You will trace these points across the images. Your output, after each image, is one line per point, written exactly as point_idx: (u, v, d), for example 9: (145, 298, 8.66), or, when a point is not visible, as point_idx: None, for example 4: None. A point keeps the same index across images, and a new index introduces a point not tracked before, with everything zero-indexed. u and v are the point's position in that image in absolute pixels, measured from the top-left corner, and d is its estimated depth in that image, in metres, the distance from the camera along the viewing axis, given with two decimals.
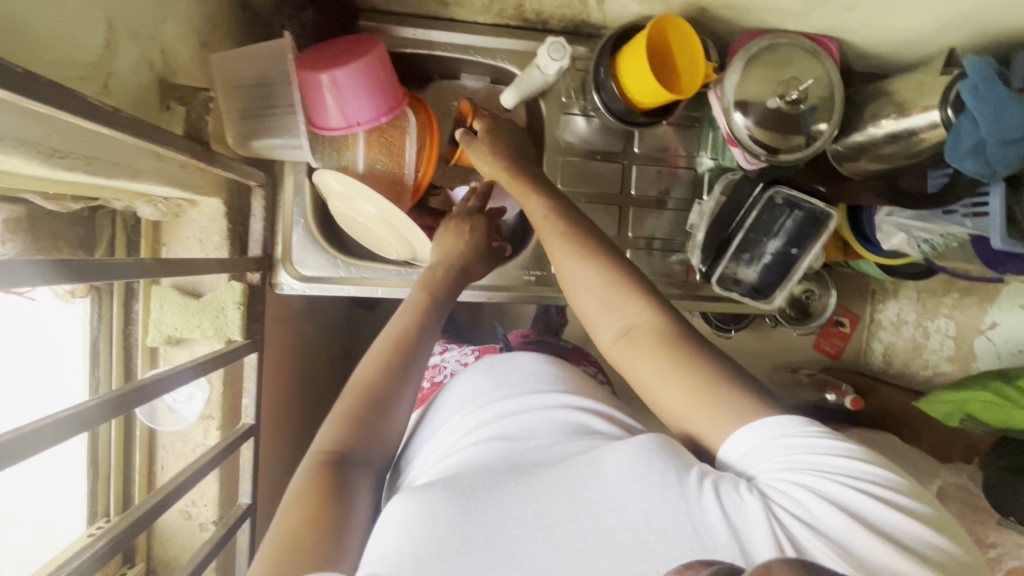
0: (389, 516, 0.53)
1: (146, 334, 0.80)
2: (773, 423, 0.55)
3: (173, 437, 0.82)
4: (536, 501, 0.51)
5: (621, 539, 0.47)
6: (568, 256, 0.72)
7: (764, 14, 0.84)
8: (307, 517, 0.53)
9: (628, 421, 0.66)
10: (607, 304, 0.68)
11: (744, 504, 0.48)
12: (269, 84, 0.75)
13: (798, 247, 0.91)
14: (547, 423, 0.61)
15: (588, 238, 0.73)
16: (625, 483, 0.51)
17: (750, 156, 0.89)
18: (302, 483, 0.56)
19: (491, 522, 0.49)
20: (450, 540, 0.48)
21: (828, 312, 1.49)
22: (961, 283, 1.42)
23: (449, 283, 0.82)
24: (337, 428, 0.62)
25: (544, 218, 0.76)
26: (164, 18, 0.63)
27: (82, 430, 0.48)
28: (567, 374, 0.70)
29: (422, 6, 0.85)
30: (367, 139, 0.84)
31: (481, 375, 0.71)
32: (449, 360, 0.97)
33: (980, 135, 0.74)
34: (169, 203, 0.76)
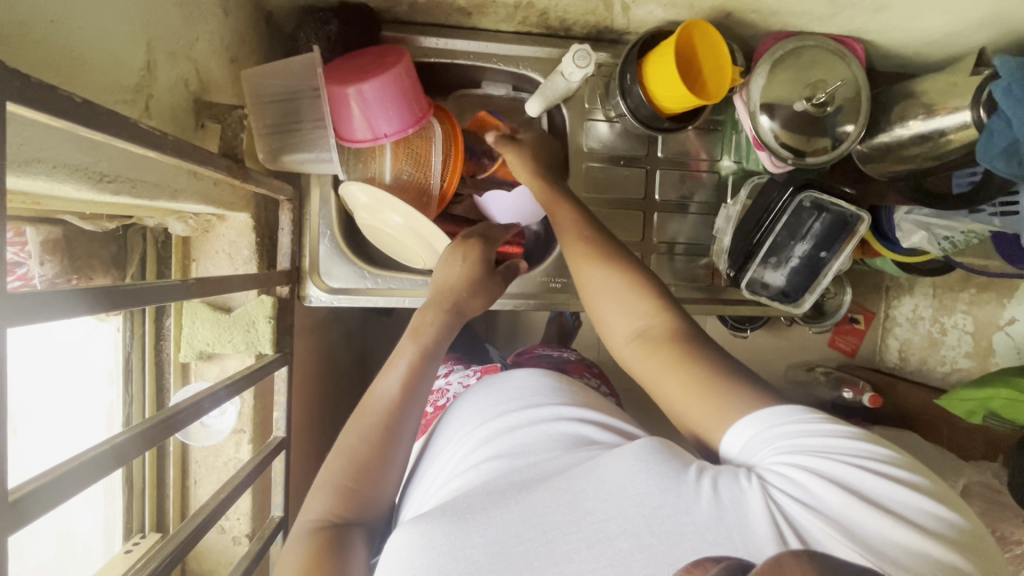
0: (393, 544, 0.52)
1: (178, 350, 0.80)
2: (768, 413, 0.55)
3: (205, 452, 0.82)
4: (537, 516, 0.49)
5: (624, 545, 0.46)
6: (590, 269, 0.71)
7: (789, 17, 0.84)
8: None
9: (633, 434, 0.63)
10: (617, 303, 0.68)
11: (743, 496, 0.48)
12: (297, 99, 0.75)
13: (826, 250, 0.91)
14: (546, 437, 0.59)
15: (596, 246, 0.73)
16: (623, 489, 0.49)
17: (776, 160, 0.88)
18: (297, 555, 0.56)
19: (493, 543, 0.48)
20: (452, 567, 0.47)
21: (844, 309, 1.47)
22: (978, 279, 1.41)
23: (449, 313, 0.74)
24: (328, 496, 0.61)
25: (564, 228, 0.76)
26: (197, 37, 0.63)
27: (115, 467, 0.46)
28: (564, 385, 0.68)
29: (445, 15, 0.85)
30: (393, 150, 0.84)
31: (480, 395, 0.69)
32: (452, 383, 0.96)
33: (1013, 135, 0.73)
34: (199, 219, 0.77)
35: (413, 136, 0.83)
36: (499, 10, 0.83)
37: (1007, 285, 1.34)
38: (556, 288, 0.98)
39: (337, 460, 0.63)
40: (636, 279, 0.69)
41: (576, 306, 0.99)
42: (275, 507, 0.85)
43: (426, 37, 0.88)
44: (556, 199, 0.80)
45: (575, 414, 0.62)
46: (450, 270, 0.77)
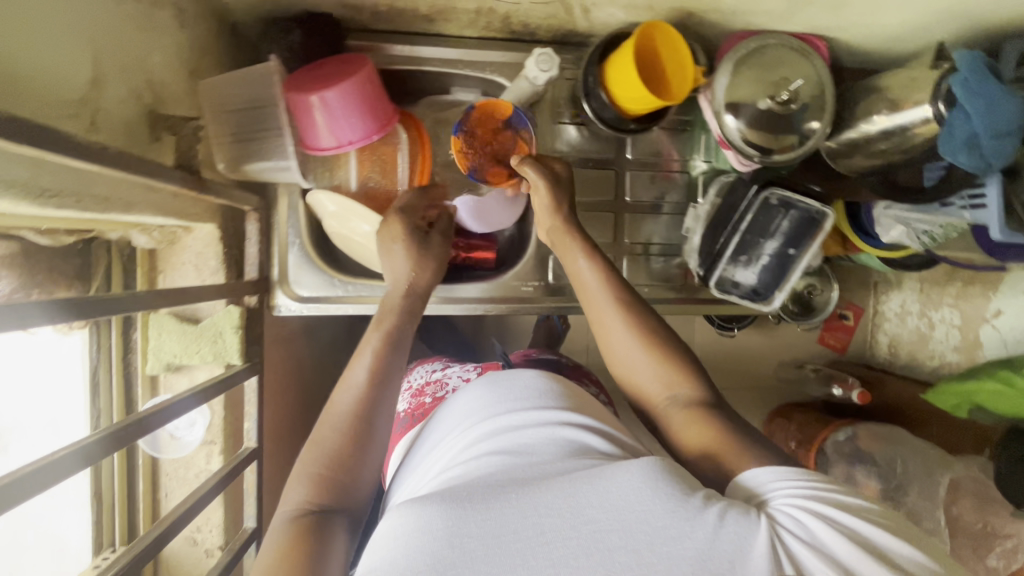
0: (389, 525, 0.51)
1: (146, 363, 0.80)
2: (768, 470, 0.56)
3: (176, 465, 0.82)
4: (536, 514, 0.48)
5: (624, 559, 0.46)
6: (619, 327, 0.74)
7: (751, 16, 0.84)
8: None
9: (626, 440, 0.62)
10: (642, 363, 0.72)
11: (749, 533, 0.48)
12: (258, 107, 0.75)
13: (796, 247, 0.90)
14: (550, 439, 0.56)
15: (626, 305, 0.75)
16: (629, 504, 0.48)
17: (743, 158, 0.89)
18: (275, 541, 0.56)
19: (491, 535, 0.47)
20: (448, 553, 0.46)
21: (831, 306, 1.48)
22: (963, 272, 1.40)
23: (407, 305, 0.78)
24: (308, 483, 0.61)
25: (598, 293, 0.77)
26: (151, 50, 0.63)
27: (86, 465, 0.48)
28: (568, 389, 0.65)
29: (409, 23, 0.85)
30: (359, 158, 0.84)
31: (477, 387, 0.67)
32: (452, 376, 0.99)
33: (972, 129, 0.74)
34: (163, 231, 0.77)
35: (378, 142, 0.84)
36: (461, 16, 0.83)
37: (993, 278, 1.34)
38: (529, 292, 0.98)
39: (316, 448, 0.63)
40: (661, 341, 0.73)
41: (550, 308, 0.99)
42: (249, 519, 0.85)
43: (392, 45, 0.88)
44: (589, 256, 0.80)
45: (569, 412, 0.60)
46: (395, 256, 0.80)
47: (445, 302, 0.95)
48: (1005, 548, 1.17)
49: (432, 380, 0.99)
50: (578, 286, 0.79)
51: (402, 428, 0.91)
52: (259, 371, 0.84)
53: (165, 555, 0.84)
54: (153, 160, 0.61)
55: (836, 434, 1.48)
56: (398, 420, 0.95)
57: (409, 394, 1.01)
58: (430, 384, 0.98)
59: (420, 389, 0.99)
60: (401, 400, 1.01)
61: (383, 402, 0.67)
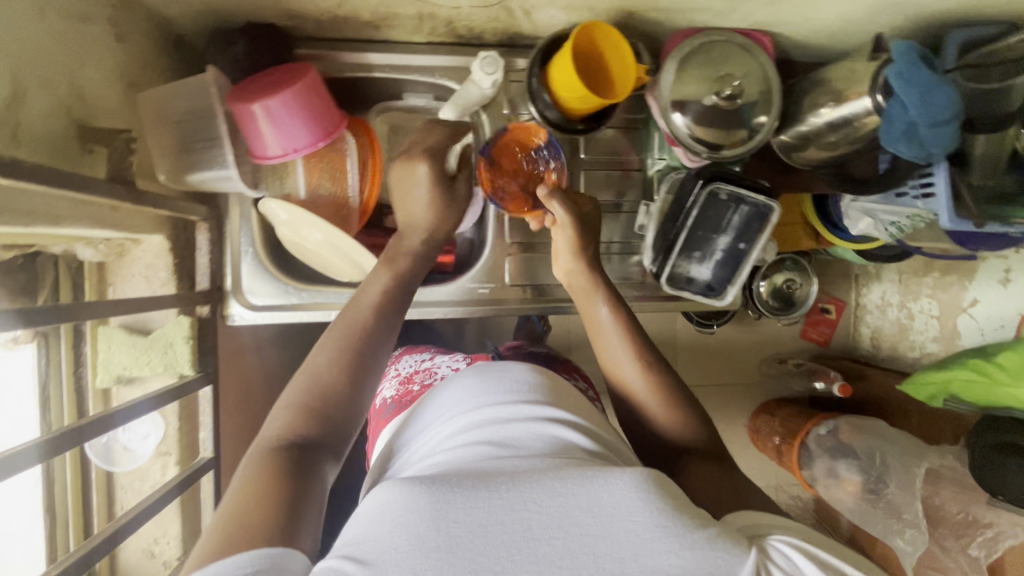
0: (371, 507, 0.49)
1: (96, 376, 0.80)
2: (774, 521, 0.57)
3: (131, 477, 0.82)
4: (525, 508, 0.46)
5: (609, 566, 0.44)
6: (637, 377, 0.75)
7: (692, 14, 0.85)
8: (252, 508, 0.50)
9: (603, 439, 0.63)
10: (657, 412, 0.74)
11: (736, 561, 0.46)
12: (197, 118, 0.76)
13: (746, 242, 0.91)
14: (537, 437, 0.57)
15: (648, 362, 0.75)
16: (620, 512, 0.46)
17: (693, 155, 0.89)
18: (253, 472, 0.54)
19: (477, 523, 0.45)
20: (432, 536, 0.44)
21: (812, 299, 1.46)
22: (940, 263, 1.41)
23: (413, 264, 0.77)
24: (293, 414, 0.60)
25: (620, 345, 0.77)
26: (82, 63, 0.63)
27: (45, 457, 0.53)
28: (554, 386, 0.65)
29: (355, 30, 0.86)
30: (307, 165, 0.84)
31: (470, 379, 0.66)
32: (440, 365, 1.02)
33: (910, 118, 0.74)
34: (110, 244, 0.77)
35: (327, 149, 0.84)
36: (405, 22, 0.84)
37: (967, 266, 1.34)
38: (488, 294, 0.98)
39: (305, 381, 0.62)
40: (678, 397, 0.74)
41: (510, 309, 0.99)
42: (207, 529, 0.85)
43: (341, 53, 0.88)
44: (612, 300, 0.80)
45: (557, 409, 0.60)
46: (416, 204, 0.82)
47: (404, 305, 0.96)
48: (985, 538, 1.16)
49: (421, 368, 1.03)
50: (594, 330, 0.80)
51: (389, 415, 0.93)
52: (214, 380, 0.85)
53: (123, 567, 0.84)
54: (82, 172, 0.61)
55: (818, 428, 1.47)
56: (386, 407, 0.98)
57: (396, 379, 1.04)
58: (418, 372, 1.01)
59: (408, 377, 1.02)
60: (389, 387, 1.02)
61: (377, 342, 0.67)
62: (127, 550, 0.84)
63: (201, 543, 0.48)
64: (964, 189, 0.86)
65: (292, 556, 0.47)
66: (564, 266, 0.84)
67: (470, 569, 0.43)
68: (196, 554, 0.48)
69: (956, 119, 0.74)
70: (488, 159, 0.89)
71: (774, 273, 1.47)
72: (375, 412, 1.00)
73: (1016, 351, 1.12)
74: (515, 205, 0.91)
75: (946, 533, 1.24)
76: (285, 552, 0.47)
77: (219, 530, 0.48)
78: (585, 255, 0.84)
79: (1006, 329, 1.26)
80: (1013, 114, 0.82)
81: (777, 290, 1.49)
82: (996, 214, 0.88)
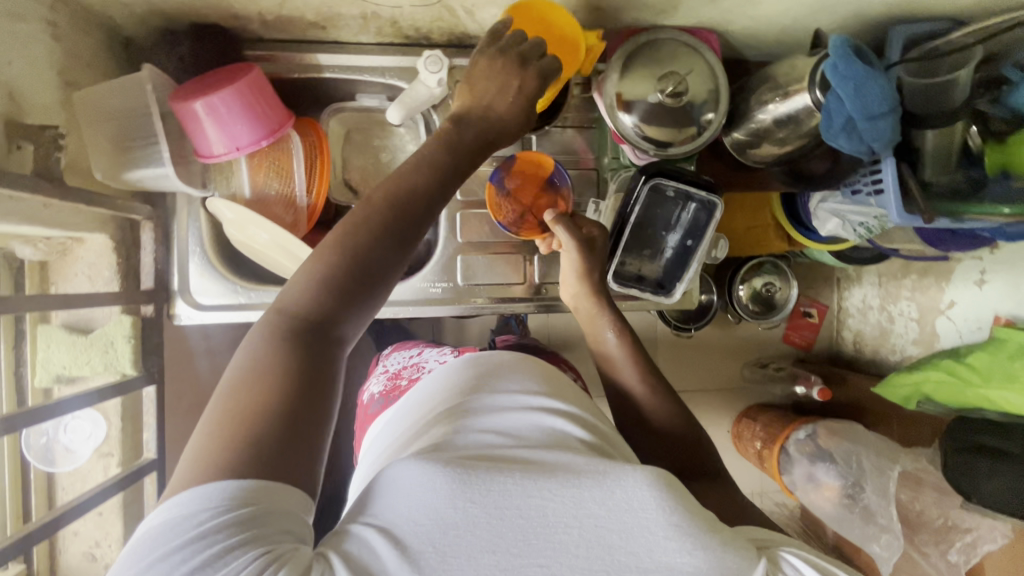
0: (379, 482, 0.50)
1: (35, 375, 0.80)
2: (776, 536, 0.56)
3: (72, 478, 0.82)
4: (539, 495, 0.48)
5: (624, 559, 0.46)
6: (638, 394, 0.77)
7: (636, 12, 0.85)
8: (261, 401, 0.46)
9: (603, 427, 0.63)
10: (654, 429, 0.75)
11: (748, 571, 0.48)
12: (133, 117, 0.76)
13: (694, 238, 0.91)
14: (539, 425, 0.58)
15: (650, 387, 0.77)
16: (635, 508, 0.48)
17: (640, 152, 0.89)
18: (263, 352, 0.49)
19: (493, 506, 0.47)
20: (449, 514, 0.46)
21: (792, 302, 1.43)
22: (918, 265, 1.41)
23: (467, 144, 0.66)
24: (312, 287, 0.52)
25: (625, 366, 0.79)
26: (10, 61, 0.64)
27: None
28: (551, 376, 0.67)
29: (303, 31, 0.86)
30: (252, 163, 0.85)
31: (473, 366, 0.67)
32: (428, 359, 1.02)
33: (847, 112, 0.74)
34: (51, 242, 0.78)
35: (271, 147, 0.85)
36: (349, 22, 0.84)
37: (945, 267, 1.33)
38: (440, 294, 0.97)
39: (335, 247, 0.53)
40: (678, 419, 0.75)
41: (468, 308, 0.98)
42: None
43: (290, 53, 0.89)
44: (619, 326, 0.81)
45: (558, 399, 0.62)
46: (501, 104, 0.70)
47: None
48: (965, 543, 1.15)
49: (410, 363, 1.03)
50: (602, 356, 0.82)
51: (377, 409, 0.95)
52: (157, 380, 0.85)
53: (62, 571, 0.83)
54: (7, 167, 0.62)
55: (797, 432, 1.42)
56: (373, 402, 0.99)
57: (384, 376, 1.05)
58: (408, 367, 1.02)
59: (396, 372, 1.03)
60: (377, 381, 1.04)
61: (417, 219, 0.58)
62: (67, 554, 0.83)
63: (195, 445, 0.44)
64: (913, 186, 0.85)
65: (293, 498, 0.44)
66: (573, 290, 0.86)
67: (488, 548, 0.46)
68: (190, 458, 0.44)
69: (892, 112, 0.74)
70: (500, 185, 0.92)
71: (752, 276, 1.45)
72: (364, 408, 1.02)
73: (987, 352, 1.12)
74: (527, 230, 0.93)
75: (925, 538, 1.23)
76: (282, 489, 0.44)
77: (218, 437, 0.44)
78: (592, 281, 0.84)
79: (982, 331, 1.24)
80: (958, 107, 0.83)
81: (756, 293, 1.46)
82: (946, 209, 0.86)
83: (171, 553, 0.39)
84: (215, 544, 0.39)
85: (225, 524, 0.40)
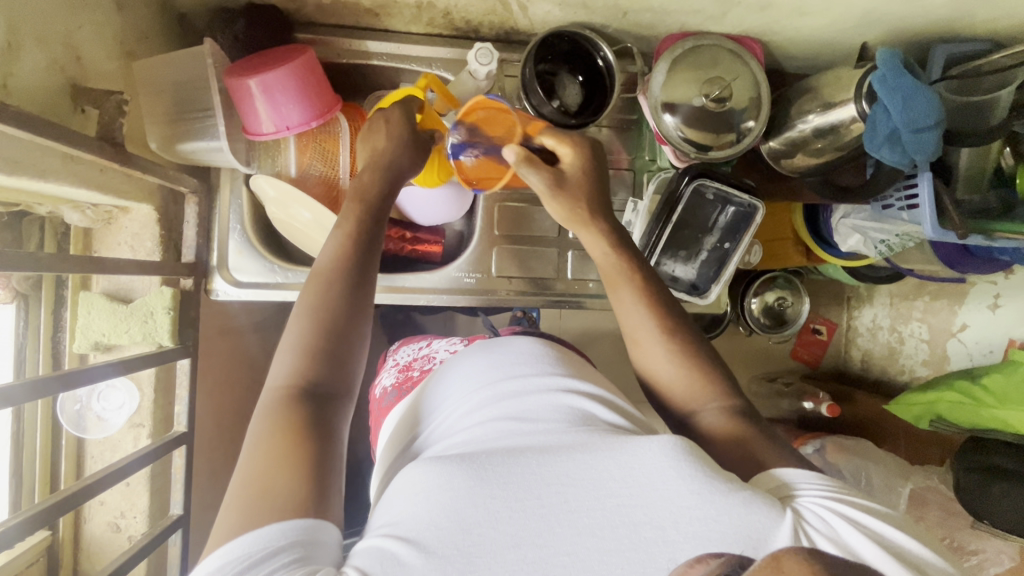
0: (407, 482, 0.54)
1: (73, 341, 0.80)
2: (793, 469, 0.58)
3: (103, 446, 0.82)
4: (559, 483, 0.52)
5: (649, 534, 0.50)
6: (652, 338, 0.71)
7: (684, 16, 0.87)
8: (274, 463, 0.51)
9: (623, 403, 0.67)
10: (673, 373, 0.69)
11: (771, 522, 0.51)
12: (190, 90, 0.77)
13: (731, 242, 0.93)
14: (552, 405, 0.60)
15: (667, 329, 0.71)
16: (653, 481, 0.52)
17: (680, 154, 0.90)
18: (263, 422, 0.54)
19: (514, 499, 0.51)
20: (472, 512, 0.50)
21: (803, 317, 1.42)
22: (931, 286, 1.39)
23: (377, 198, 0.71)
24: (292, 362, 0.58)
25: (636, 312, 0.72)
26: (80, 25, 0.65)
27: (38, 395, 0.58)
28: (562, 356, 0.69)
29: (356, 17, 0.87)
30: (299, 143, 0.84)
31: (480, 356, 0.70)
32: (438, 349, 1.01)
33: (893, 124, 0.76)
34: (98, 210, 0.78)
35: (318, 130, 0.85)
36: (403, 10, 0.85)
37: (957, 289, 1.33)
38: (474, 284, 0.98)
39: (305, 320, 0.60)
40: (697, 357, 0.70)
41: (497, 300, 0.99)
42: (175, 505, 0.84)
43: (340, 39, 0.90)
44: (624, 267, 0.75)
45: (571, 378, 0.65)
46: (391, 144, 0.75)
47: (389, 291, 0.96)
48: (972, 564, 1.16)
49: (418, 355, 1.01)
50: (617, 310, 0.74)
51: (390, 402, 0.94)
52: (192, 354, 0.84)
53: (85, 539, 0.83)
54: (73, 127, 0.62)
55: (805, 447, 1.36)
56: (387, 394, 0.98)
57: (395, 368, 1.03)
58: (418, 357, 1.00)
59: (407, 364, 1.01)
60: (389, 375, 1.02)
61: (364, 276, 0.65)
62: (92, 523, 0.83)
63: (227, 511, 0.49)
64: (947, 204, 0.86)
65: (324, 528, 0.49)
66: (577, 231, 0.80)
67: (513, 543, 0.49)
68: (229, 515, 0.49)
69: (938, 126, 0.76)
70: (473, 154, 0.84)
71: (764, 289, 1.43)
72: (378, 402, 1.01)
73: (1001, 373, 1.11)
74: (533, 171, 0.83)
75: None
76: (314, 524, 0.49)
77: (243, 501, 0.49)
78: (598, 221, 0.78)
79: (994, 354, 1.26)
80: (995, 129, 0.82)
81: (768, 307, 1.43)
82: (979, 226, 0.88)
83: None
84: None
85: (246, 566, 0.44)
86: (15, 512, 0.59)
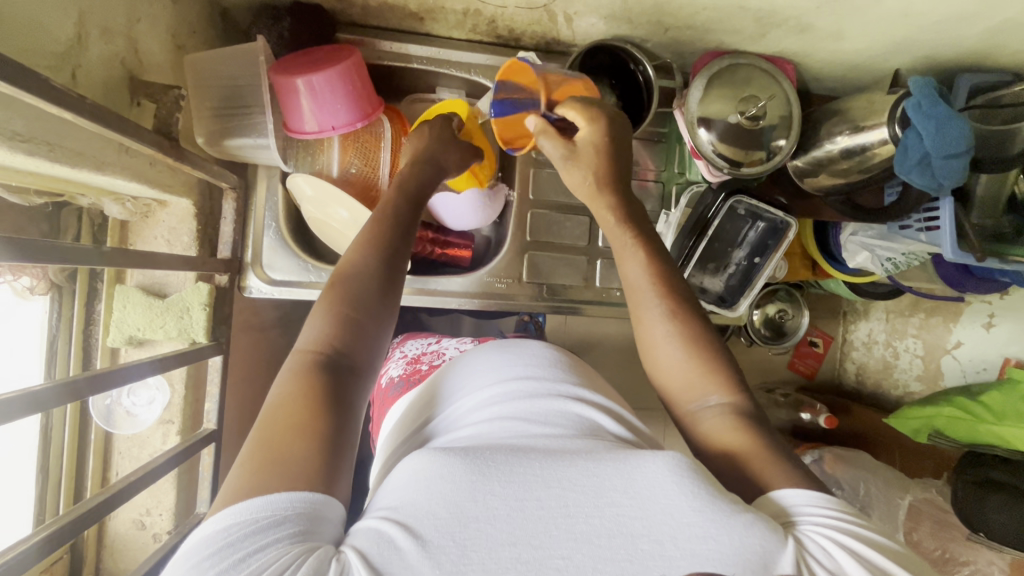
0: (403, 472, 0.49)
1: (107, 335, 0.81)
2: (792, 489, 0.53)
3: (134, 439, 0.84)
4: (560, 486, 0.46)
5: (645, 547, 0.44)
6: (657, 318, 0.66)
7: (723, 35, 0.89)
8: (286, 432, 0.49)
9: (630, 418, 0.62)
10: (675, 356, 0.65)
11: (772, 545, 0.45)
12: (237, 87, 0.77)
13: (760, 256, 0.97)
14: (565, 409, 0.56)
15: (676, 309, 0.66)
16: (655, 494, 0.46)
17: (714, 169, 0.91)
18: (287, 382, 0.52)
19: (514, 498, 0.45)
20: (470, 506, 0.45)
21: (802, 331, 1.42)
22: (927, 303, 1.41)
23: (397, 201, 0.69)
24: (326, 328, 0.57)
25: (644, 285, 0.68)
26: (137, 19, 0.66)
27: (73, 399, 0.53)
28: (576, 364, 0.65)
29: (400, 21, 0.88)
30: (342, 143, 0.84)
31: (493, 354, 0.67)
32: (449, 347, 1.00)
33: (924, 148, 0.79)
34: (138, 203, 0.77)
35: (361, 129, 0.84)
36: (449, 16, 0.86)
37: (954, 307, 1.35)
38: (504, 289, 0.99)
39: (342, 282, 0.60)
40: (707, 346, 0.65)
41: (518, 305, 1.00)
42: (201, 503, 0.82)
43: (382, 41, 0.90)
44: (630, 239, 0.71)
45: (582, 387, 0.60)
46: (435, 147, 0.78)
47: (418, 294, 0.97)
48: None
49: (429, 351, 1.01)
50: (626, 287, 0.70)
51: (399, 392, 0.91)
52: (224, 351, 0.83)
53: (112, 536, 0.83)
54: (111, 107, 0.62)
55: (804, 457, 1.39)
56: (393, 384, 0.95)
57: (403, 361, 1.02)
58: (429, 354, 0.99)
59: (415, 357, 1.00)
60: (396, 366, 1.00)
61: (394, 249, 0.64)
62: (117, 520, 0.83)
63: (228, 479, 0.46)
64: (966, 226, 0.89)
65: (332, 505, 0.47)
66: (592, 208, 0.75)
67: (509, 541, 0.44)
68: (223, 492, 0.46)
69: (968, 152, 0.79)
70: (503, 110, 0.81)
71: (765, 302, 1.43)
72: (383, 391, 0.98)
73: (1000, 392, 1.13)
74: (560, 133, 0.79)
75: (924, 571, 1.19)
76: (310, 497, 0.45)
77: (253, 463, 0.47)
78: (616, 195, 0.73)
79: (987, 372, 1.29)
80: (1014, 158, 0.85)
81: (768, 319, 1.44)
82: (994, 249, 0.92)
83: (202, 565, 0.40)
84: (239, 547, 0.41)
85: (251, 530, 0.42)
86: (40, 525, 0.54)
